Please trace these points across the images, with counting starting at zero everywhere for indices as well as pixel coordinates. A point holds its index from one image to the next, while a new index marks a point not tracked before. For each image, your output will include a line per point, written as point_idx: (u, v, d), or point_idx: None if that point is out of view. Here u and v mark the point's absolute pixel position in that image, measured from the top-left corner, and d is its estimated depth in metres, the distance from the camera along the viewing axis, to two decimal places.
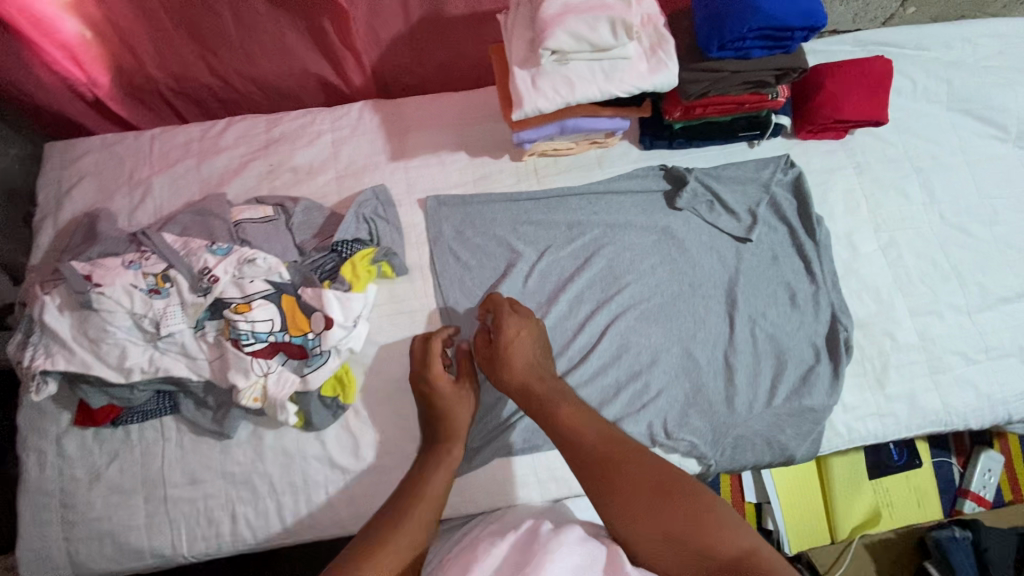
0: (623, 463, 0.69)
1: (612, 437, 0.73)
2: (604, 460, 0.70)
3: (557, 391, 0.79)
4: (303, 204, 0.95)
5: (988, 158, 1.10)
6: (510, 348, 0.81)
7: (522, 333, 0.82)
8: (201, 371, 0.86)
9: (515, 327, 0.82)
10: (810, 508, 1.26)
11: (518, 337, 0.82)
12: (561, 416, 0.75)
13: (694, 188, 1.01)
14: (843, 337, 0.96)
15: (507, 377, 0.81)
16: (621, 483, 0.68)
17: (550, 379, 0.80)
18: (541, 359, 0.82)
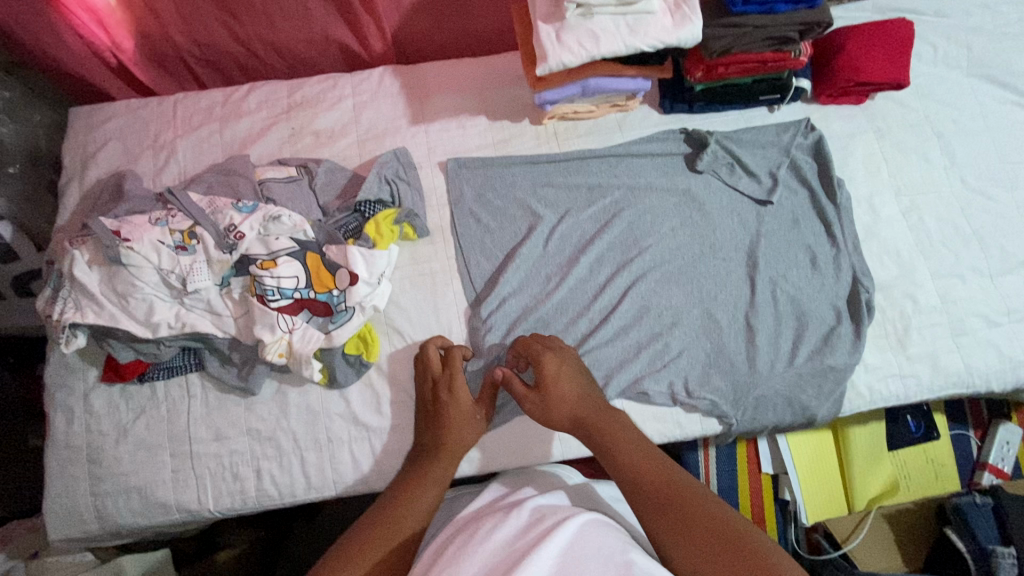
0: (694, 511, 0.63)
1: (678, 479, 0.67)
2: (670, 504, 0.64)
3: (609, 420, 0.76)
4: (325, 165, 0.95)
5: (1010, 123, 1.09)
6: (556, 378, 0.80)
7: (561, 369, 0.81)
8: (226, 328, 0.87)
9: (555, 362, 0.81)
10: (829, 479, 1.24)
11: (561, 371, 0.80)
12: (615, 446, 0.72)
13: (715, 150, 1.01)
14: (865, 299, 0.96)
15: (556, 414, 0.78)
16: (690, 533, 0.61)
17: (598, 409, 0.78)
18: (586, 393, 0.79)
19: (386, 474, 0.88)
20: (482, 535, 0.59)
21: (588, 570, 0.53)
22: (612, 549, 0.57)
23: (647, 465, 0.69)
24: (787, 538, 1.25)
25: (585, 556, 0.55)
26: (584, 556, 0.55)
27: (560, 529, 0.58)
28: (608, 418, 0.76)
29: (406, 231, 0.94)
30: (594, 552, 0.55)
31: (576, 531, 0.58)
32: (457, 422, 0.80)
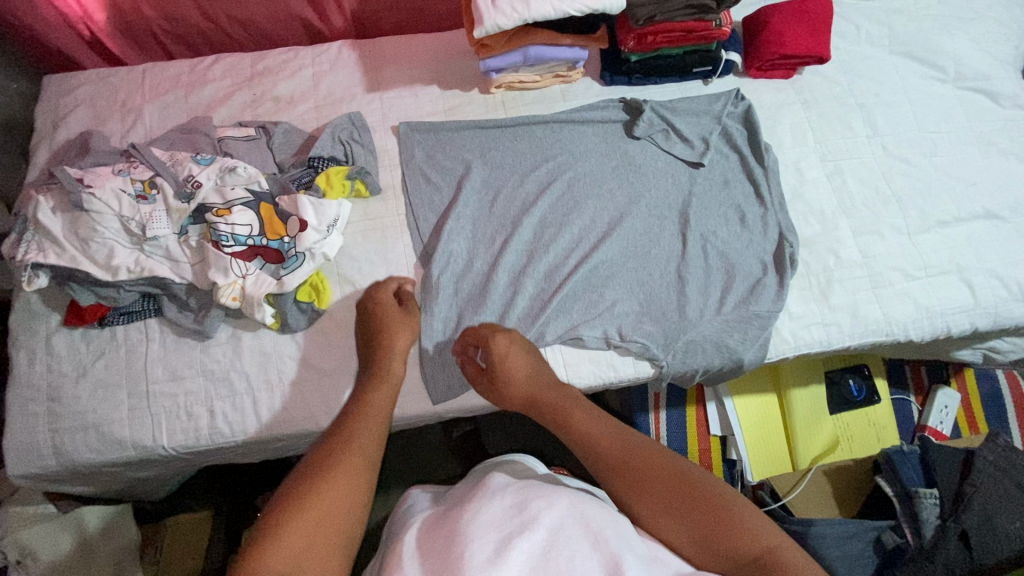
0: (643, 463, 0.67)
1: (626, 435, 0.71)
2: (621, 461, 0.68)
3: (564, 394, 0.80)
4: (283, 127, 1.02)
5: (928, 96, 1.17)
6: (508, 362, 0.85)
7: (512, 349, 0.87)
8: (184, 274, 0.92)
9: (506, 343, 0.87)
10: (772, 439, 1.31)
11: (512, 351, 0.86)
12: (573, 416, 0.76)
13: (650, 117, 1.08)
14: (789, 253, 1.02)
15: (511, 392, 0.83)
16: (642, 483, 0.66)
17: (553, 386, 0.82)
18: (538, 374, 0.85)
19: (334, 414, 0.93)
20: (464, 521, 0.55)
21: (580, 559, 0.52)
22: (601, 523, 0.56)
23: (601, 429, 0.73)
24: None
25: (573, 535, 0.54)
26: (572, 536, 0.54)
27: (544, 515, 0.55)
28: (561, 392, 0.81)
29: (359, 188, 1.00)
30: (581, 533, 0.54)
31: (563, 511, 0.56)
32: (393, 321, 0.90)
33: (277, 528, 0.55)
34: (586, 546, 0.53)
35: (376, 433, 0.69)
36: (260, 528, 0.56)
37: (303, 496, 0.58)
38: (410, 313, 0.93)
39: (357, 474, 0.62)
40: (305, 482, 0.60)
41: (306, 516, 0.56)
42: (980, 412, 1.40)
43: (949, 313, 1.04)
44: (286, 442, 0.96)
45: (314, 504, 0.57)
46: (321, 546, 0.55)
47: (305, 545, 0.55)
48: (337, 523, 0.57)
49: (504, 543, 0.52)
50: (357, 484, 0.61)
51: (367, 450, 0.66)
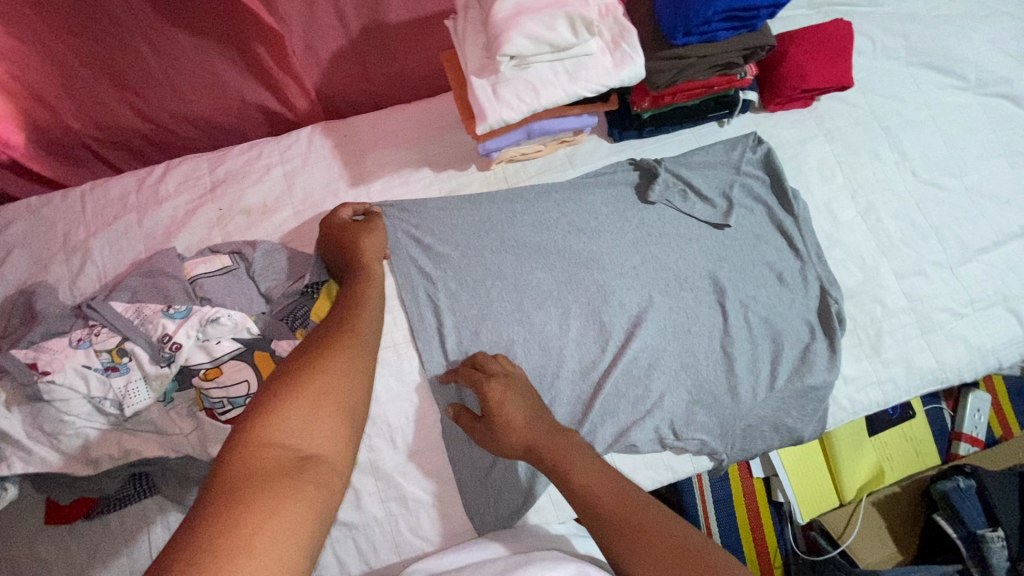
0: (631, 519, 0.61)
1: (627, 491, 0.65)
2: (622, 523, 0.61)
3: (571, 442, 0.71)
4: (262, 248, 0.88)
5: (951, 109, 1.10)
6: (500, 408, 0.75)
7: (508, 390, 0.77)
8: (178, 447, 0.79)
9: (500, 387, 0.77)
10: (819, 478, 1.25)
11: (505, 398, 0.76)
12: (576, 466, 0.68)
13: (665, 179, 0.99)
14: (835, 310, 0.95)
15: (506, 444, 0.75)
16: (640, 545, 0.59)
17: (554, 430, 0.73)
18: (537, 413, 0.75)
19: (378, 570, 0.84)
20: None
21: None
22: None
23: (594, 479, 0.66)
24: (784, 537, 1.27)
25: None
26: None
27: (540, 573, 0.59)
28: (557, 437, 0.72)
29: None
30: None
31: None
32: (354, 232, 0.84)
33: (276, 407, 0.55)
34: None
35: (369, 333, 0.70)
36: (256, 409, 0.56)
37: (300, 382, 0.58)
38: (373, 224, 0.87)
39: (351, 367, 0.62)
40: (298, 373, 0.60)
41: (308, 395, 0.57)
42: (1010, 409, 1.40)
43: (1000, 347, 1.00)
44: None
45: (316, 384, 0.59)
46: (325, 423, 0.56)
47: (310, 419, 0.56)
48: (337, 405, 0.58)
49: None
50: (351, 371, 0.62)
51: (365, 346, 0.67)
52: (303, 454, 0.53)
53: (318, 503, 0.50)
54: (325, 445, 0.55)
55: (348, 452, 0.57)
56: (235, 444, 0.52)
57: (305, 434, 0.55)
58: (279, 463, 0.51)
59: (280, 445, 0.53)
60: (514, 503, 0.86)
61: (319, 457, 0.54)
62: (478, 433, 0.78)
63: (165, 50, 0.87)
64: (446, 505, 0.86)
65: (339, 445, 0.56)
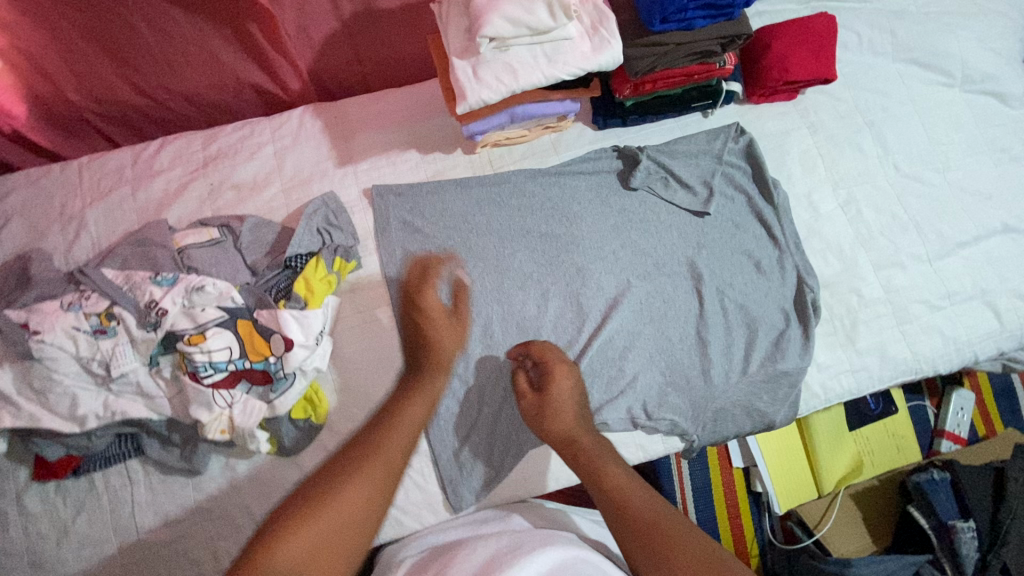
0: (672, 538, 0.59)
1: (659, 505, 0.64)
2: (647, 530, 0.61)
3: (607, 447, 0.74)
4: (250, 222, 0.91)
5: (936, 105, 1.11)
6: (556, 393, 0.80)
7: (570, 379, 0.81)
8: (161, 409, 0.82)
9: (565, 373, 0.82)
10: (797, 469, 1.27)
11: (565, 382, 0.81)
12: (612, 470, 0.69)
13: (648, 166, 1.00)
14: (810, 298, 0.97)
15: (550, 425, 0.78)
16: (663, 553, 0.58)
17: (597, 434, 0.77)
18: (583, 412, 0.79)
19: None
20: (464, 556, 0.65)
21: None
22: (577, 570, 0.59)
23: (634, 490, 0.66)
24: (761, 527, 1.28)
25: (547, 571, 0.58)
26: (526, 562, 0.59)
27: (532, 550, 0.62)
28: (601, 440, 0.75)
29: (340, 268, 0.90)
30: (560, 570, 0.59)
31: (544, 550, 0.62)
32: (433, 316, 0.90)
33: (273, 546, 0.55)
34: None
35: (394, 455, 0.67)
36: (265, 537, 0.57)
37: (306, 519, 0.57)
38: (462, 290, 0.91)
39: (363, 506, 0.60)
40: (307, 504, 0.59)
41: (315, 528, 0.57)
42: (994, 409, 1.40)
43: (976, 340, 1.00)
44: None
45: (321, 521, 0.57)
46: (322, 555, 0.56)
47: (311, 552, 0.55)
48: (339, 550, 0.57)
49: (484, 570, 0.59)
50: (361, 514, 0.59)
51: (388, 482, 0.64)
52: None
53: None
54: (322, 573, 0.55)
55: None
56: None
57: (304, 552, 0.55)
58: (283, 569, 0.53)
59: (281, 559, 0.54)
60: (486, 475, 0.89)
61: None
62: (525, 405, 0.81)
63: (162, 26, 0.91)
64: (421, 476, 0.88)
65: (342, 540, 0.57)
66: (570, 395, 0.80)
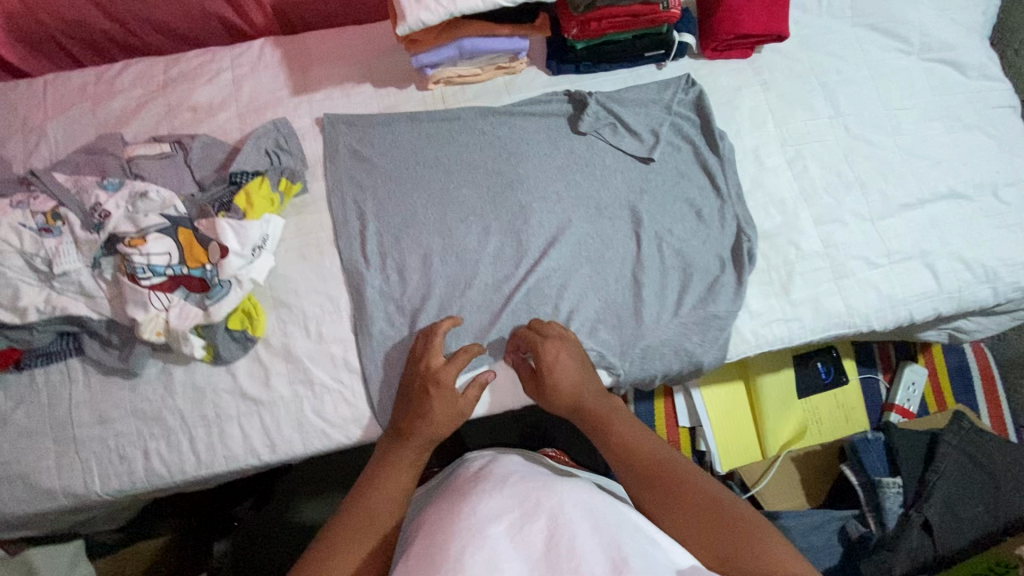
0: (683, 486, 0.69)
1: (668, 456, 0.73)
2: (659, 479, 0.70)
3: (612, 408, 0.81)
4: (201, 140, 0.94)
5: (892, 70, 1.12)
6: (554, 371, 0.84)
7: (564, 351, 0.86)
8: (101, 309, 0.86)
9: (553, 350, 0.85)
10: (742, 431, 1.29)
11: (558, 359, 0.84)
12: (619, 430, 0.78)
13: (596, 111, 1.02)
14: (747, 247, 0.98)
15: (557, 398, 0.84)
16: (674, 505, 0.67)
17: (598, 396, 0.83)
18: (586, 378, 0.85)
19: (278, 446, 0.88)
20: (466, 508, 0.59)
21: (578, 532, 0.54)
22: (594, 507, 0.59)
23: (648, 444, 0.75)
24: None
25: (572, 517, 0.56)
26: (575, 523, 0.55)
27: (546, 501, 0.59)
28: (605, 405, 0.82)
29: (285, 188, 0.93)
30: (579, 515, 0.57)
31: (580, 505, 0.59)
32: (442, 402, 0.82)
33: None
34: (584, 529, 0.55)
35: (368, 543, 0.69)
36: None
37: None
38: (471, 349, 0.86)
39: None
40: None
41: None
42: (945, 385, 1.42)
43: (912, 300, 1.01)
44: (230, 477, 0.92)
45: None
46: None
47: None
48: None
49: (505, 537, 0.55)
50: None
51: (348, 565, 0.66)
52: None
53: None
54: None
55: None
56: None
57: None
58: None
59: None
60: None
61: None
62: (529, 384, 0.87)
63: None
64: (350, 392, 0.90)
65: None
66: (568, 368, 0.84)
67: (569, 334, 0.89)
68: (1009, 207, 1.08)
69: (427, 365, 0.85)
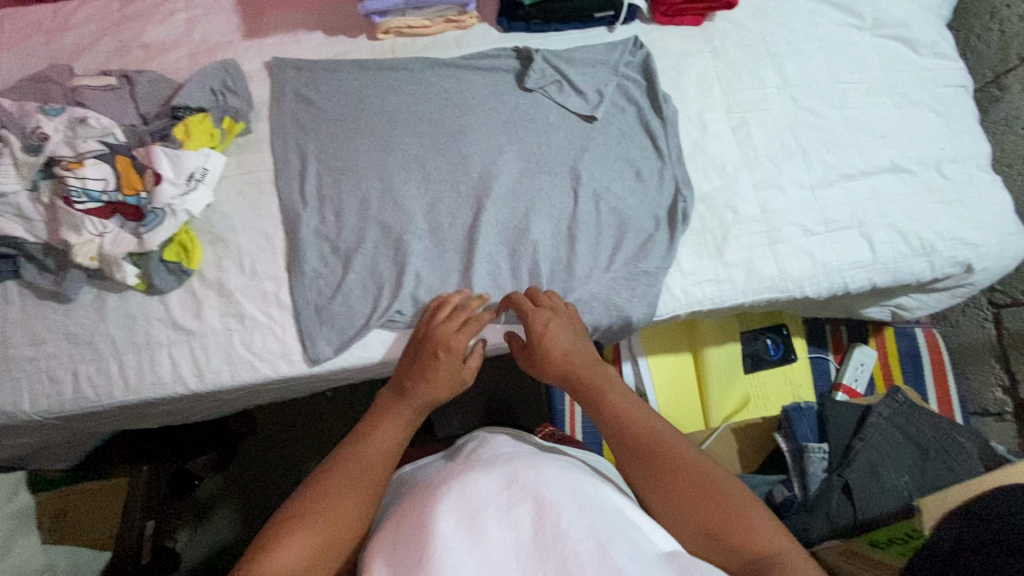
0: (669, 456, 0.65)
1: (652, 423, 0.69)
2: (646, 449, 0.66)
3: (600, 372, 0.76)
4: (148, 75, 0.95)
5: (843, 44, 1.13)
6: (546, 338, 0.80)
7: (552, 320, 0.83)
8: (37, 232, 0.87)
9: (546, 318, 0.83)
10: (686, 400, 1.30)
11: (550, 327, 0.82)
12: (606, 398, 0.72)
13: (542, 68, 1.03)
14: (682, 208, 0.99)
15: (545, 362, 0.79)
16: (662, 477, 0.64)
17: (588, 361, 0.78)
18: (577, 345, 0.80)
19: (206, 376, 0.90)
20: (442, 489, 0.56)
21: (563, 511, 0.51)
22: (576, 487, 0.55)
23: (639, 411, 0.70)
24: None
25: (556, 497, 0.53)
26: (560, 503, 0.52)
27: (528, 483, 0.55)
28: (596, 370, 0.76)
29: (229, 126, 0.94)
30: (564, 494, 0.53)
31: (565, 484, 0.55)
32: (448, 360, 0.79)
33: (266, 562, 0.55)
34: (569, 508, 0.51)
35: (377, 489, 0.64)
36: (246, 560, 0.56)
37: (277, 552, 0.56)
38: (478, 315, 0.85)
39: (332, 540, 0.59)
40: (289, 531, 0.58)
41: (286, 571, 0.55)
42: (896, 367, 1.42)
43: (846, 268, 1.02)
44: (160, 406, 0.93)
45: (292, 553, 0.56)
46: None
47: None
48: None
49: (485, 517, 0.51)
50: (345, 533, 0.60)
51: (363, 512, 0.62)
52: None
53: None
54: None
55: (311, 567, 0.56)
56: None
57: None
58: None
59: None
60: (346, 330, 0.91)
61: None
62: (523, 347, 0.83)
63: None
64: (280, 328, 0.91)
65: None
66: (561, 334, 0.80)
67: (569, 305, 0.87)
68: (951, 183, 1.08)
69: (441, 330, 0.83)
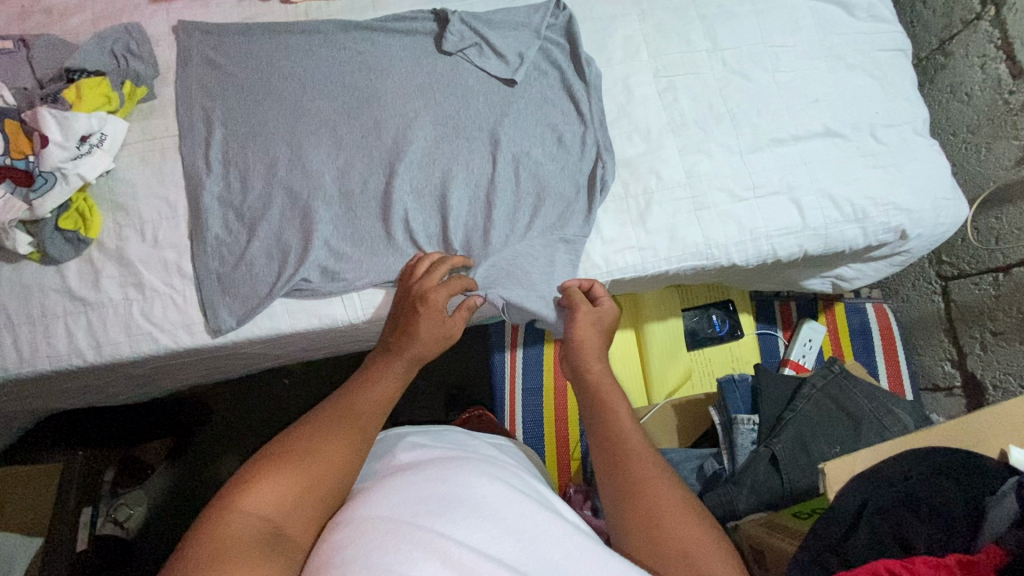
0: (646, 467, 0.66)
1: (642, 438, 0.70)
2: (628, 457, 0.68)
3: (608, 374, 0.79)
4: (45, 38, 0.92)
5: (777, 6, 1.10)
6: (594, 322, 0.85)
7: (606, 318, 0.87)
8: None
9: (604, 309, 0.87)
10: (627, 377, 1.28)
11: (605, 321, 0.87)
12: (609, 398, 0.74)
13: (460, 29, 0.99)
14: (601, 174, 0.97)
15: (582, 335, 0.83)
16: (635, 485, 0.65)
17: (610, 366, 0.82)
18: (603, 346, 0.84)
19: (103, 348, 0.87)
20: (388, 495, 0.61)
21: (499, 513, 0.59)
22: (507, 489, 0.62)
23: (629, 422, 0.72)
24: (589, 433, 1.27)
25: (492, 500, 0.60)
26: (494, 503, 0.60)
27: (465, 484, 0.62)
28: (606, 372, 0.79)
29: (133, 91, 0.92)
30: (498, 498, 0.61)
31: (496, 486, 0.62)
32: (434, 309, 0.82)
33: (256, 495, 0.58)
34: (505, 513, 0.59)
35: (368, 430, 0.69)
36: (221, 496, 0.58)
37: (269, 480, 0.60)
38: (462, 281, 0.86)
39: (326, 476, 0.62)
40: (277, 463, 0.62)
41: (275, 499, 0.59)
42: (845, 342, 1.39)
43: (775, 234, 0.99)
44: (59, 379, 0.90)
45: (286, 483, 0.60)
46: (285, 513, 0.59)
47: (274, 516, 0.58)
48: (296, 519, 0.59)
49: (430, 519, 0.57)
50: (338, 471, 0.63)
51: (355, 454, 0.66)
52: (264, 520, 0.57)
53: (251, 545, 0.54)
54: (285, 513, 0.59)
55: (302, 504, 0.60)
56: (206, 520, 0.56)
57: (261, 521, 0.57)
58: (236, 539, 0.54)
59: (236, 524, 0.56)
60: (249, 300, 0.88)
61: (271, 526, 0.57)
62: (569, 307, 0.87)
63: None
64: (181, 297, 0.88)
65: (302, 520, 0.60)
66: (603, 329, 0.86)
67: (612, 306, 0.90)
68: (886, 148, 1.05)
69: (424, 285, 0.85)
